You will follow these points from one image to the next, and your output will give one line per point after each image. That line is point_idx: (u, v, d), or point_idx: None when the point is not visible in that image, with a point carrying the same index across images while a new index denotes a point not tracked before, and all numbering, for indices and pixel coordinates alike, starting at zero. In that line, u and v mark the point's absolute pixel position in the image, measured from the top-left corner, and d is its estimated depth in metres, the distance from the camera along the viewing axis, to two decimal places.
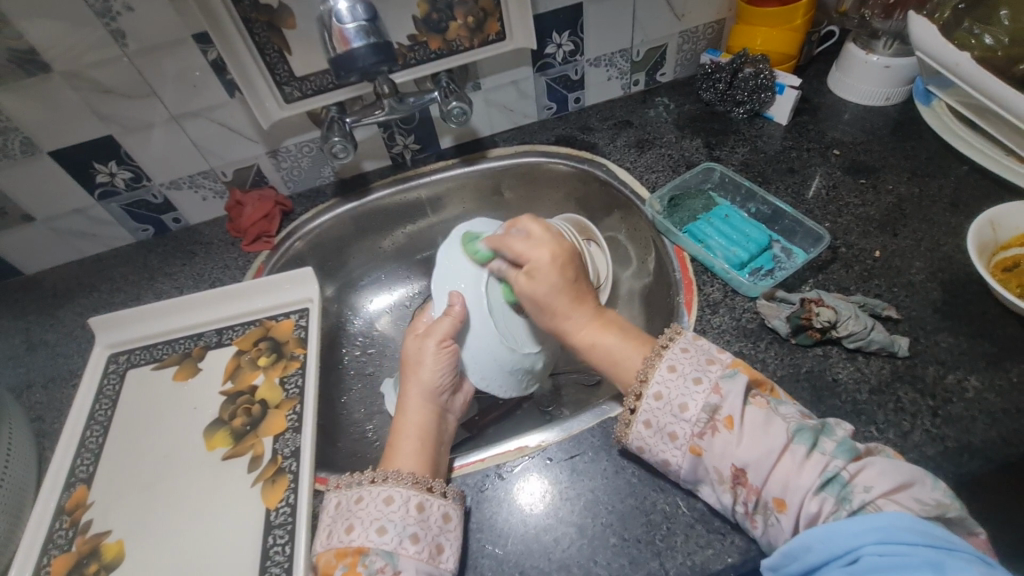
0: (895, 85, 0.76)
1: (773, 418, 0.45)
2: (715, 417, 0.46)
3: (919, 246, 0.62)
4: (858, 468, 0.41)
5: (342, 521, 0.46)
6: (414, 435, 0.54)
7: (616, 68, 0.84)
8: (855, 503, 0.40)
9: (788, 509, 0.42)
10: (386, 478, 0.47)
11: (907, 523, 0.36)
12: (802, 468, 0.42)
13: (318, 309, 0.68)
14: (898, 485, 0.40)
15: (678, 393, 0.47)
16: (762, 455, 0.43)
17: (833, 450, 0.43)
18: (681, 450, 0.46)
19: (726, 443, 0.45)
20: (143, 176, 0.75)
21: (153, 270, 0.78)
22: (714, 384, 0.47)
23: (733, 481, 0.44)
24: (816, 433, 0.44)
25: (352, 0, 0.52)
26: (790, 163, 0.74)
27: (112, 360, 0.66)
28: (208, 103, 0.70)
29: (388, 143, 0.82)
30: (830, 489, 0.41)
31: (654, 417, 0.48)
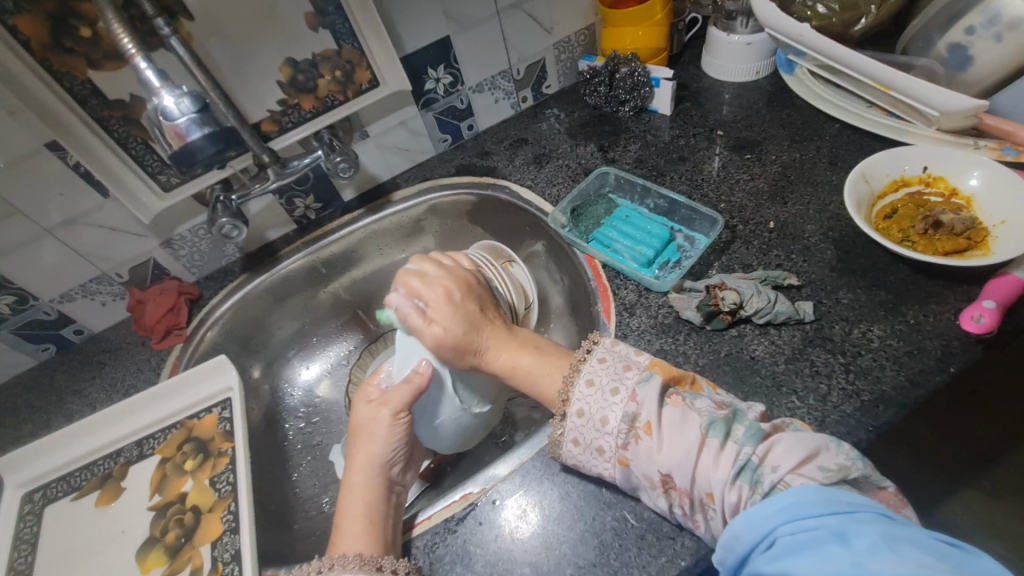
0: (761, 59, 0.79)
1: (688, 415, 0.44)
2: (635, 424, 0.46)
3: (808, 210, 0.65)
4: (766, 449, 0.41)
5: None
6: (360, 511, 0.50)
7: (500, 90, 0.85)
8: (767, 485, 0.40)
9: (717, 501, 0.41)
10: (332, 567, 0.45)
11: (813, 497, 0.37)
12: (716, 461, 0.41)
13: (240, 396, 0.65)
14: (804, 457, 0.40)
15: (598, 407, 0.47)
16: (682, 456, 0.43)
17: (742, 437, 0.42)
18: (611, 462, 0.47)
19: (649, 448, 0.44)
20: (29, 297, 0.70)
21: (61, 391, 0.73)
22: (630, 391, 0.47)
23: (664, 485, 0.44)
24: (727, 422, 0.43)
25: (177, 95, 0.51)
26: (680, 151, 0.76)
27: (26, 499, 0.62)
28: (81, 208, 0.66)
29: (287, 207, 0.80)
30: (744, 477, 0.40)
31: (581, 435, 0.48)
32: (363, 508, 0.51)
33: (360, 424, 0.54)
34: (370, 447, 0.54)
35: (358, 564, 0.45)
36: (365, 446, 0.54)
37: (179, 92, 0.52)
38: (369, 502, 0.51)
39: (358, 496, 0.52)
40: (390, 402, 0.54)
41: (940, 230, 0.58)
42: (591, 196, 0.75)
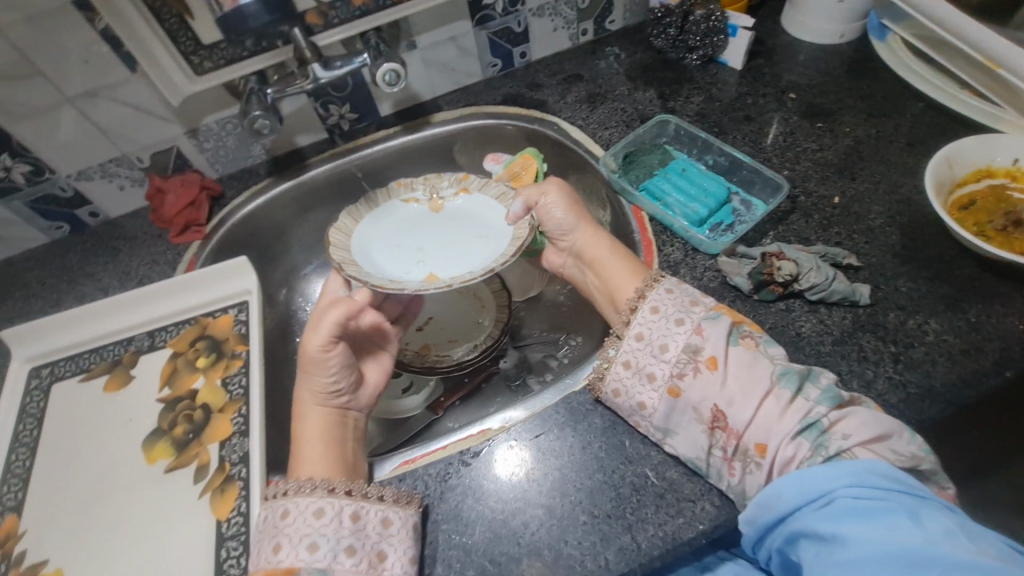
0: (850, 21, 0.72)
1: (758, 360, 0.45)
2: (699, 357, 0.46)
3: (877, 189, 0.61)
4: (840, 416, 0.42)
5: (270, 539, 0.42)
6: (322, 432, 0.50)
7: (562, 17, 0.79)
8: (831, 449, 0.42)
9: (766, 454, 0.43)
10: (310, 489, 0.43)
11: (883, 470, 0.38)
12: (783, 413, 0.43)
13: (258, 301, 0.63)
14: (876, 436, 0.41)
15: (660, 333, 0.48)
16: (745, 397, 0.44)
17: (818, 397, 0.43)
18: (658, 391, 0.47)
19: (706, 383, 0.45)
20: (45, 169, 0.67)
21: (73, 272, 0.71)
22: (697, 325, 0.47)
23: (712, 423, 0.45)
24: (801, 379, 0.44)
25: None
26: (747, 110, 0.71)
27: (33, 374, 0.61)
28: (106, 80, 0.62)
29: (321, 114, 0.75)
30: (808, 434, 0.42)
31: (636, 359, 0.49)
32: (323, 426, 0.51)
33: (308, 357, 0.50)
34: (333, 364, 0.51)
35: (328, 488, 0.44)
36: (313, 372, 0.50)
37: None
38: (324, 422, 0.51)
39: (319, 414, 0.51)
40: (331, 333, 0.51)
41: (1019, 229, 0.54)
42: (647, 144, 0.70)
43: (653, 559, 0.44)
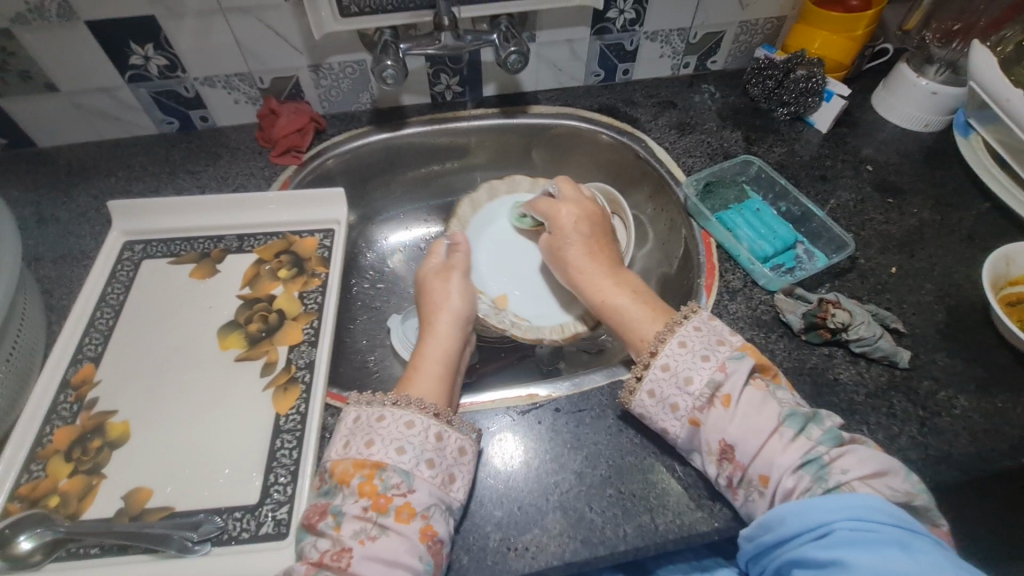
0: (937, 113, 0.77)
1: (769, 401, 0.47)
2: (715, 393, 0.47)
3: (932, 270, 0.65)
4: (840, 453, 0.44)
5: (362, 435, 0.46)
6: (439, 360, 0.55)
7: (670, 47, 0.84)
8: (831, 483, 0.43)
9: (770, 486, 0.44)
10: (409, 404, 0.48)
11: (877, 505, 0.40)
12: (785, 449, 0.45)
13: (344, 232, 0.67)
14: (874, 471, 0.44)
15: (684, 366, 0.49)
16: (752, 434, 0.45)
17: (820, 437, 0.45)
18: (680, 420, 0.48)
19: (719, 418, 0.47)
20: (179, 67, 0.72)
21: (175, 165, 0.76)
22: (721, 362, 0.48)
23: (720, 455, 0.47)
24: (807, 420, 0.46)
25: None
26: (824, 170, 0.75)
27: (127, 247, 0.65)
28: (259, 1, 0.67)
29: (431, 80, 0.80)
30: (809, 469, 0.44)
31: (659, 388, 0.49)
32: (442, 358, 0.56)
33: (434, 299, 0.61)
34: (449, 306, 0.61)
35: (420, 407, 0.48)
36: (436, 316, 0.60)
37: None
38: (441, 353, 0.56)
39: (438, 349, 0.57)
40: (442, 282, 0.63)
41: None
42: (727, 178, 0.75)
43: (666, 542, 0.48)
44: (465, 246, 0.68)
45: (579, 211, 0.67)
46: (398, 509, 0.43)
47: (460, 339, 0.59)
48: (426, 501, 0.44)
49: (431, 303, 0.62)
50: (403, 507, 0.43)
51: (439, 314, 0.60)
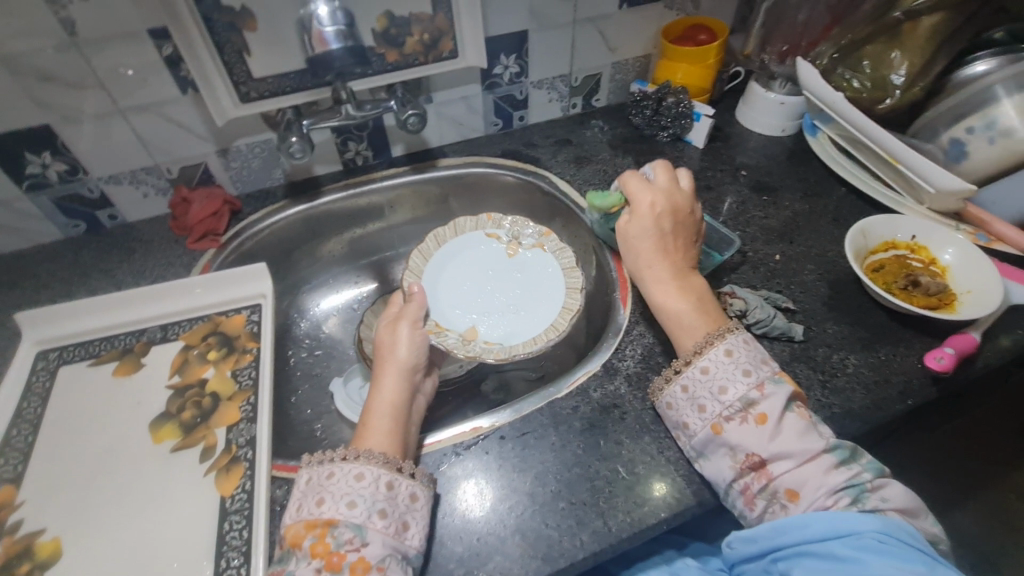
0: (789, 119, 0.89)
1: (811, 429, 0.49)
2: (751, 408, 0.50)
3: (810, 252, 0.74)
4: (881, 484, 0.47)
5: (313, 495, 0.47)
6: (387, 412, 0.54)
7: (557, 91, 0.92)
8: (867, 505, 0.46)
9: (796, 501, 0.47)
10: (358, 457, 0.48)
11: (905, 529, 0.43)
12: (829, 473, 0.47)
13: (272, 304, 0.68)
14: (904, 508, 0.47)
15: (723, 375, 0.52)
16: (796, 452, 0.48)
17: (864, 464, 0.48)
18: (704, 421, 0.52)
19: (750, 432, 0.49)
20: (80, 170, 0.72)
21: (86, 267, 0.75)
22: (760, 381, 0.51)
23: (747, 464, 0.49)
24: (851, 453, 0.49)
25: (332, 7, 0.66)
26: (707, 181, 0.85)
27: (41, 356, 0.63)
28: (159, 98, 0.69)
29: (341, 148, 0.84)
30: (853, 492, 0.46)
31: (693, 386, 0.53)
32: (394, 411, 0.54)
33: (383, 342, 0.60)
34: (398, 353, 0.59)
35: (369, 458, 0.48)
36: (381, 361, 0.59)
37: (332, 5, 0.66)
38: (395, 403, 0.55)
39: (387, 401, 0.55)
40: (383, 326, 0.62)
41: (917, 289, 0.66)
42: None
43: (621, 541, 0.51)
44: (420, 293, 0.65)
45: (665, 200, 0.63)
46: (353, 566, 0.43)
47: (411, 389, 0.57)
48: (381, 553, 0.44)
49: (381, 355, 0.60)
50: (357, 563, 0.43)
51: (383, 362, 0.58)
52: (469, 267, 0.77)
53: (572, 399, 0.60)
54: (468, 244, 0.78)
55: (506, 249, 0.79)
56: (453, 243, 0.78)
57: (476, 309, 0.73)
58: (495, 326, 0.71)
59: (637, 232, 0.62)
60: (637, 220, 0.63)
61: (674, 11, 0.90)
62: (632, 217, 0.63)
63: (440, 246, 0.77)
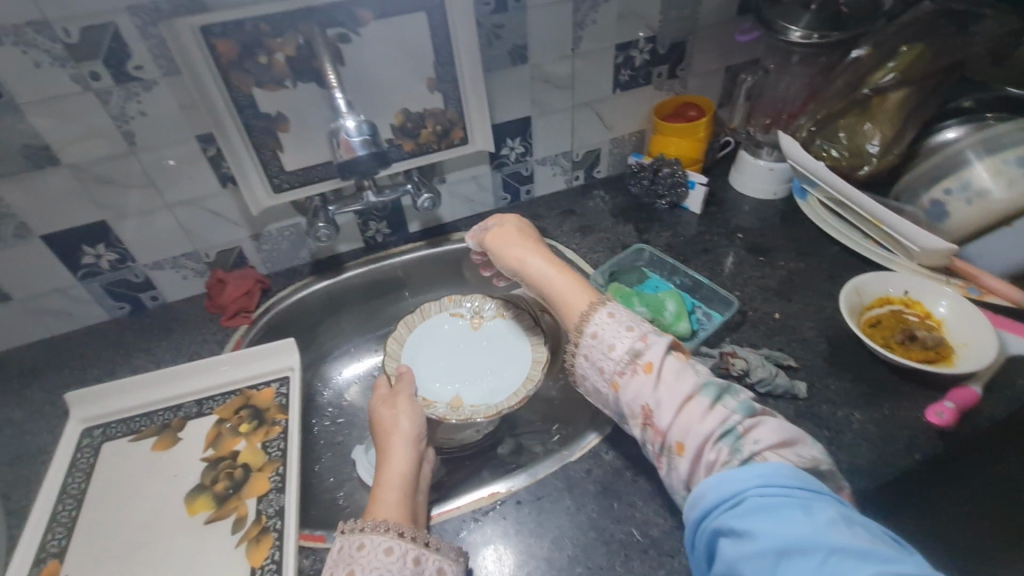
0: (779, 183, 0.94)
1: (688, 370, 0.52)
2: (637, 360, 0.53)
3: (808, 310, 0.77)
4: (753, 425, 0.47)
5: (343, 566, 0.49)
6: (396, 487, 0.59)
7: (560, 167, 1.00)
8: (746, 453, 0.45)
9: (686, 451, 0.47)
10: (386, 530, 0.51)
11: (789, 471, 0.42)
12: (707, 417, 0.48)
13: (299, 377, 0.72)
14: (784, 442, 0.46)
15: (611, 334, 0.55)
16: (672, 398, 0.49)
17: (734, 406, 0.49)
18: (607, 382, 0.54)
19: (643, 381, 0.51)
20: (128, 258, 0.79)
21: (129, 347, 0.80)
22: (643, 334, 0.55)
23: (644, 418, 0.51)
24: (724, 390, 0.50)
25: (358, 120, 0.64)
26: (705, 244, 0.89)
27: (86, 434, 0.67)
28: (202, 193, 0.77)
29: (362, 228, 0.91)
30: (727, 441, 0.46)
31: (591, 351, 0.56)
32: (400, 484, 0.59)
33: (385, 421, 0.66)
34: (399, 430, 0.65)
35: (397, 532, 0.51)
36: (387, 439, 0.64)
37: (359, 118, 0.64)
38: (401, 478, 0.60)
39: (394, 472, 0.60)
40: (381, 405, 0.69)
41: (915, 342, 0.69)
42: (627, 265, 0.85)
43: None
44: (408, 372, 0.73)
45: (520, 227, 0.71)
46: None
47: (413, 462, 0.62)
48: None
49: (384, 431, 0.65)
50: None
51: (391, 440, 0.64)
52: (444, 348, 0.85)
53: (585, 462, 0.62)
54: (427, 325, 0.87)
55: (470, 325, 0.87)
56: (422, 326, 0.87)
57: (448, 380, 0.81)
58: (480, 391, 0.80)
59: (503, 239, 0.69)
60: (502, 230, 0.70)
61: (665, 91, 0.98)
62: (501, 230, 0.70)
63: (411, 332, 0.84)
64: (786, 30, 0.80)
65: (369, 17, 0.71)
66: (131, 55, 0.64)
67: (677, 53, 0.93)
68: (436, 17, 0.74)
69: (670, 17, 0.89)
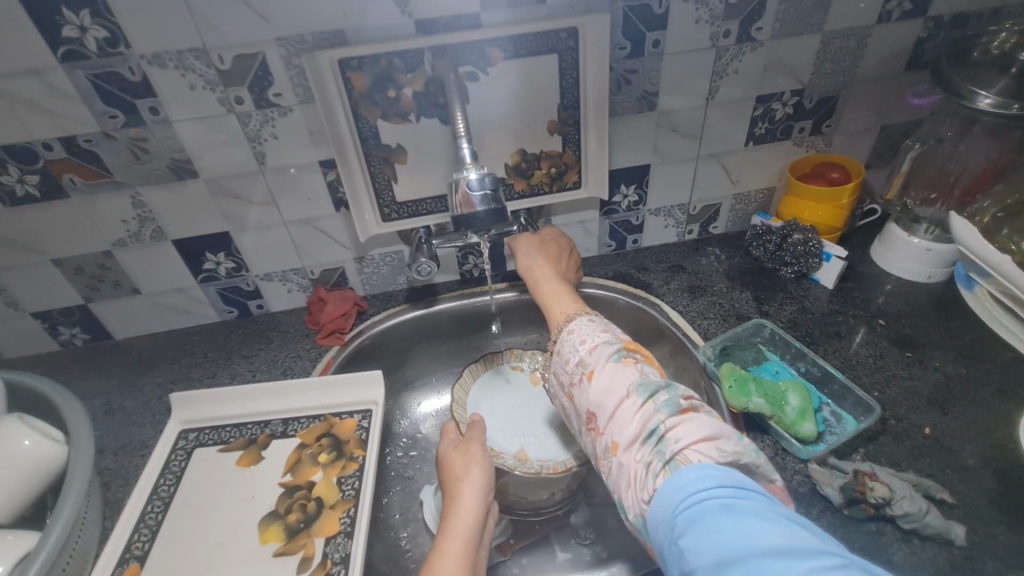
0: (937, 266, 0.81)
1: (629, 372, 0.53)
2: (584, 368, 0.56)
3: (969, 429, 0.64)
4: (676, 424, 0.47)
5: None
6: (460, 539, 0.55)
7: (673, 219, 0.93)
8: (667, 454, 0.46)
9: (618, 453, 0.49)
10: None
11: (707, 473, 0.42)
12: (634, 417, 0.49)
13: (381, 412, 0.71)
14: (702, 437, 0.46)
15: (569, 349, 0.59)
16: (608, 402, 0.52)
17: (661, 403, 0.49)
18: (567, 396, 0.58)
19: (588, 389, 0.54)
20: (243, 267, 0.83)
21: (231, 351, 0.84)
22: (593, 343, 0.57)
23: (592, 425, 0.53)
24: (654, 389, 0.51)
25: (482, 173, 0.62)
26: (837, 327, 0.78)
27: (182, 435, 0.70)
28: (316, 214, 0.79)
29: (461, 261, 0.90)
30: (651, 442, 0.47)
31: (556, 368, 0.60)
32: (462, 536, 0.55)
33: (455, 468, 0.62)
34: (472, 478, 0.60)
35: None
36: (455, 483, 0.60)
37: (482, 171, 0.63)
38: (465, 532, 0.55)
39: (461, 524, 0.56)
40: (449, 446, 0.65)
41: None
42: (743, 341, 0.77)
43: None
44: (482, 422, 0.68)
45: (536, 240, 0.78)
46: None
47: (482, 512, 0.58)
48: None
49: (452, 477, 0.61)
50: None
51: (461, 487, 0.59)
52: (507, 400, 0.85)
53: None
54: (488, 377, 0.87)
55: (529, 377, 0.88)
56: (485, 376, 0.87)
57: (512, 432, 0.81)
58: (543, 446, 0.80)
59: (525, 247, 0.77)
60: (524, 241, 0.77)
61: (803, 148, 0.88)
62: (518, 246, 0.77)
63: (476, 381, 0.85)
64: (972, 94, 0.67)
65: (499, 56, 0.69)
66: (273, 83, 0.67)
67: (827, 108, 0.83)
68: (567, 59, 0.71)
69: (825, 69, 0.79)
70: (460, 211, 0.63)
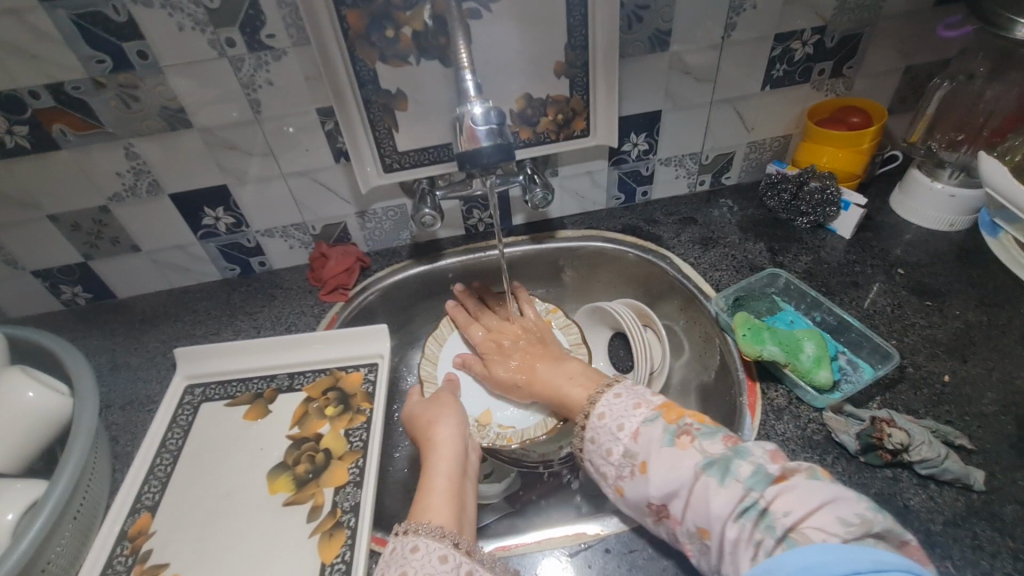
0: (960, 214, 0.78)
1: (688, 454, 0.49)
2: (634, 460, 0.51)
3: (990, 375, 0.62)
4: (774, 495, 0.44)
5: (396, 567, 0.46)
6: (445, 474, 0.55)
7: (684, 169, 0.89)
8: (778, 529, 0.42)
9: (713, 539, 0.45)
10: (416, 530, 0.48)
11: (835, 555, 0.38)
12: (717, 498, 0.46)
13: (388, 365, 0.70)
14: (818, 506, 0.43)
15: (605, 439, 0.54)
16: (675, 491, 0.48)
17: (749, 479, 0.45)
18: (610, 488, 0.53)
19: (642, 484, 0.50)
20: (243, 223, 0.81)
21: (235, 308, 0.83)
22: (634, 430, 0.52)
23: (659, 515, 0.50)
24: (728, 464, 0.47)
25: (486, 107, 0.59)
26: (854, 276, 0.76)
27: (188, 390, 0.69)
28: (315, 165, 0.76)
29: (465, 215, 0.87)
30: (750, 516, 0.44)
31: (592, 456, 0.55)
32: (445, 470, 0.56)
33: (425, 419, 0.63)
34: (444, 427, 0.60)
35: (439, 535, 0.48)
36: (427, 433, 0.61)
37: (487, 104, 0.60)
38: (444, 470, 0.56)
39: (444, 463, 0.57)
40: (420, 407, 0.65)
41: None
42: (756, 292, 0.75)
43: None
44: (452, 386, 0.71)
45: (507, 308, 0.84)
46: None
47: (462, 448, 0.59)
48: None
49: (425, 423, 0.62)
50: None
51: (434, 429, 0.60)
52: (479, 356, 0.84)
53: None
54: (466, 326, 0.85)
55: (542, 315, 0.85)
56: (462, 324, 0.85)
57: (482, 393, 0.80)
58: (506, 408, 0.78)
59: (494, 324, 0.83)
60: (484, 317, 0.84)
61: (823, 92, 0.83)
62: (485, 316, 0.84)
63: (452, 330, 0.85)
64: (1011, 24, 0.63)
65: None
66: (265, 22, 0.63)
67: (849, 48, 0.79)
68: None
69: (849, 3, 0.74)
70: (465, 148, 0.60)
